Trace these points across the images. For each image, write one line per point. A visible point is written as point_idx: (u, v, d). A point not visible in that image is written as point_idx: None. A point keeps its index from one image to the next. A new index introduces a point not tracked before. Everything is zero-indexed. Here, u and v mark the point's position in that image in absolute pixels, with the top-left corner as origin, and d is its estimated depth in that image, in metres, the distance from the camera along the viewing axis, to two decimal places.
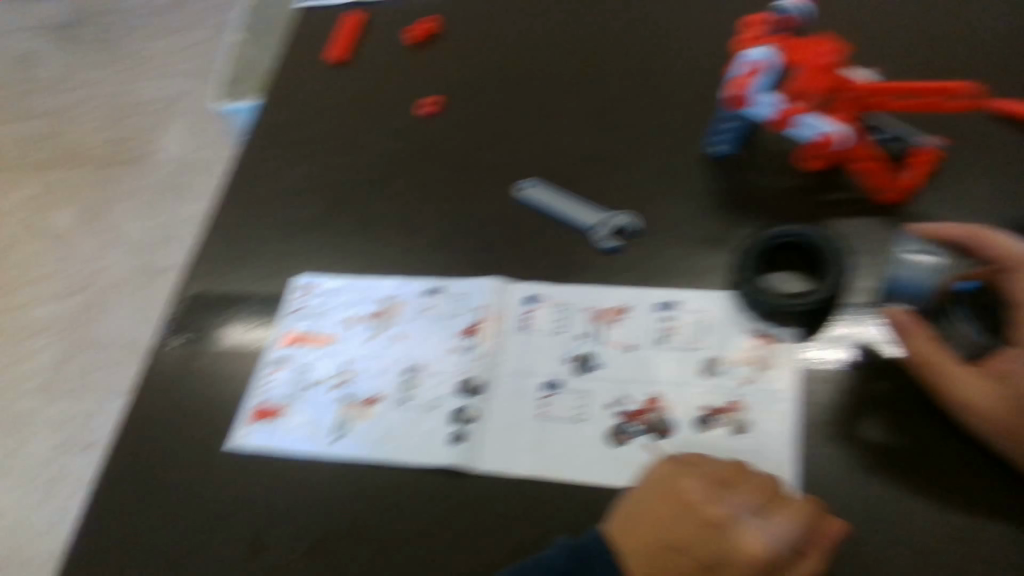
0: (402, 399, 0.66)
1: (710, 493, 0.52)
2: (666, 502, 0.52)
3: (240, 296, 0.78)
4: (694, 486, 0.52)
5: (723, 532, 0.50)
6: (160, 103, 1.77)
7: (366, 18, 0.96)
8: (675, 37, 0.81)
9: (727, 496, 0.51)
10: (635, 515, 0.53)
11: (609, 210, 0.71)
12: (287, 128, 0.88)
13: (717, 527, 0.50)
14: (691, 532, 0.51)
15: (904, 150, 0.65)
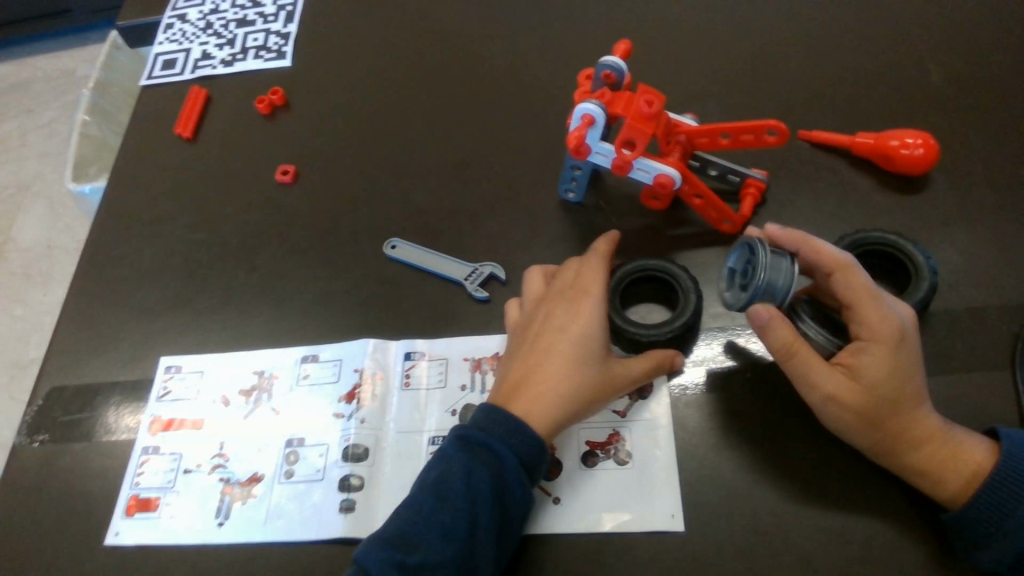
0: (284, 475, 0.64)
1: (565, 307, 0.58)
2: (537, 345, 0.58)
3: (103, 387, 0.74)
4: (556, 317, 0.58)
5: (594, 338, 0.57)
6: (9, 189, 1.67)
7: (209, 93, 0.94)
8: (523, 89, 0.85)
9: (581, 299, 0.58)
10: (511, 373, 0.58)
11: (476, 262, 0.73)
12: (143, 207, 0.86)
13: (593, 345, 0.56)
14: (567, 356, 0.56)
15: (737, 182, 0.69)
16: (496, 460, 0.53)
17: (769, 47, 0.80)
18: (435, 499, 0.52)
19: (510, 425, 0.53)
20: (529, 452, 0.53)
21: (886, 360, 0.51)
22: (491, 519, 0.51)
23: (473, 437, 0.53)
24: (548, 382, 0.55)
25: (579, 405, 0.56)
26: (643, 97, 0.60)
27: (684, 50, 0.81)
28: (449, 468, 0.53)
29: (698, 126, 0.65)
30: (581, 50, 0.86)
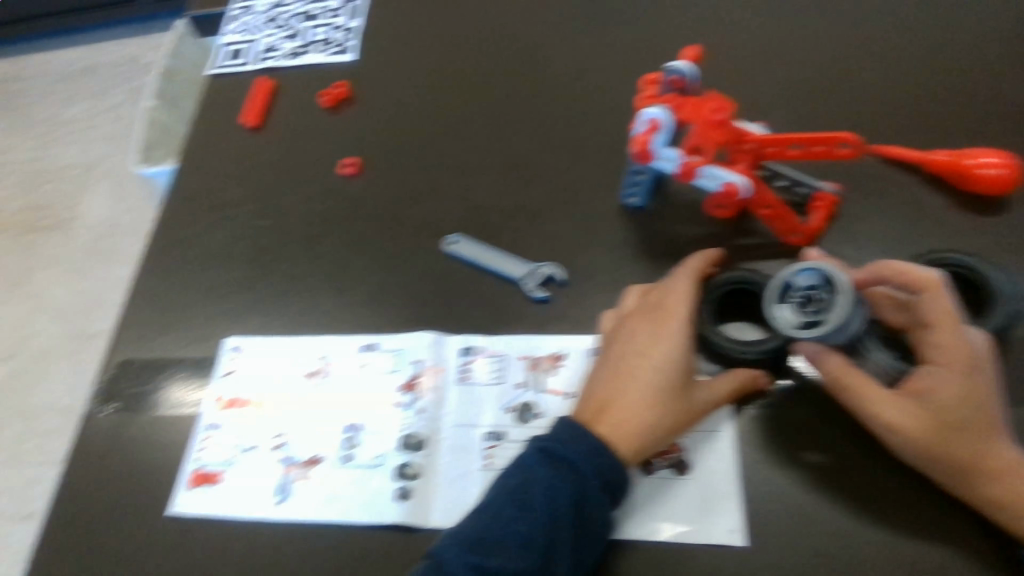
0: (343, 461, 0.66)
1: (650, 332, 0.58)
2: (619, 367, 0.58)
3: (169, 365, 0.77)
4: (641, 341, 0.58)
5: (679, 366, 0.57)
6: (77, 169, 1.73)
7: (276, 84, 0.97)
8: (587, 92, 0.85)
9: (664, 324, 0.58)
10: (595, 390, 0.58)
11: (537, 261, 0.74)
12: (213, 193, 0.88)
13: (677, 373, 0.57)
14: (652, 382, 0.56)
15: (805, 194, 0.69)
16: (578, 477, 0.54)
17: (838, 57, 0.79)
18: (516, 508, 0.53)
19: (594, 446, 0.54)
20: (611, 474, 0.54)
21: (958, 388, 0.51)
22: (571, 534, 0.52)
23: (556, 452, 0.55)
24: (631, 407, 0.56)
25: (662, 432, 0.56)
26: (712, 104, 0.61)
27: (752, 60, 0.81)
28: (531, 479, 0.54)
29: (769, 135, 0.64)
30: (646, 53, 0.86)
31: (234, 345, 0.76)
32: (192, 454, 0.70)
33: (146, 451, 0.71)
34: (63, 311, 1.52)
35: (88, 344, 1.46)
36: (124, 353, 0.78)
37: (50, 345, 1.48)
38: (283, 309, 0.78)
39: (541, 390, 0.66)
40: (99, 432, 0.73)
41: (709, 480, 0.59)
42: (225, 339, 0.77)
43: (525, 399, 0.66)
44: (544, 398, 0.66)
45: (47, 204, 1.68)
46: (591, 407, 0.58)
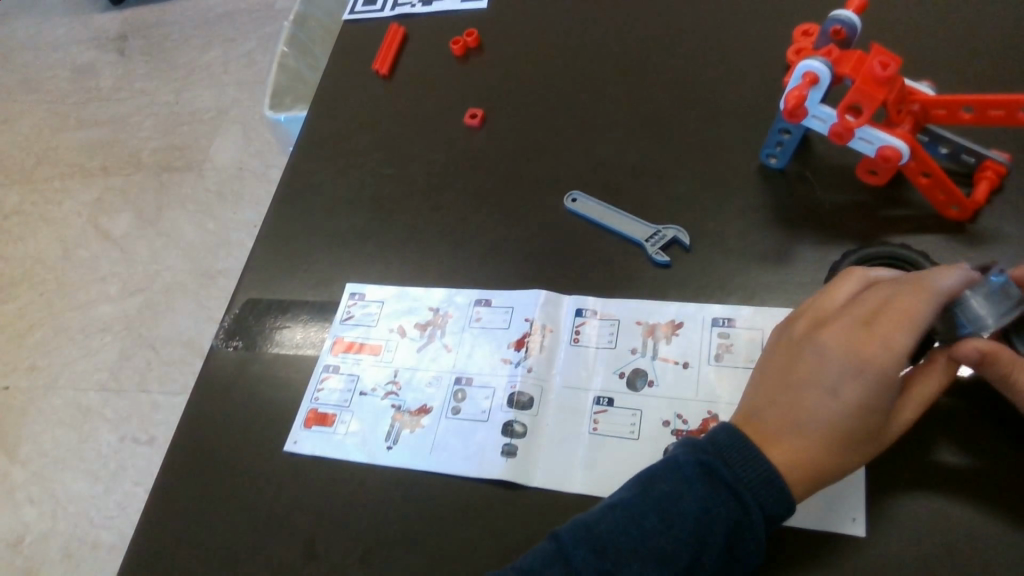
0: (451, 412, 0.66)
1: (837, 364, 0.49)
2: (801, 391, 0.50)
3: (292, 305, 0.79)
4: (829, 371, 0.49)
5: (874, 409, 0.48)
6: (212, 112, 1.81)
7: (407, 31, 0.96)
8: (726, 46, 0.80)
9: (863, 353, 0.48)
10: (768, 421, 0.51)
11: (660, 223, 0.71)
12: (337, 140, 0.90)
13: (871, 418, 0.48)
14: (837, 425, 0.48)
15: (971, 162, 0.62)
16: (738, 503, 0.49)
17: (1022, 13, 0.70)
18: (660, 520, 0.50)
19: (766, 479, 0.49)
20: (778, 509, 0.49)
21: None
22: (718, 563, 0.48)
23: (717, 470, 0.50)
24: (809, 449, 0.49)
25: (843, 472, 0.50)
26: (878, 58, 0.55)
27: (918, 13, 0.73)
28: (684, 492, 0.50)
29: (936, 96, 0.58)
30: (795, 7, 0.80)
31: (353, 291, 0.78)
32: (307, 395, 0.72)
33: (266, 386, 0.74)
34: (193, 247, 1.61)
35: (212, 281, 1.55)
36: (250, 292, 0.82)
37: (179, 278, 1.57)
38: (400, 257, 0.78)
39: (655, 357, 0.64)
40: (224, 365, 0.76)
41: None
42: (345, 285, 0.79)
43: (637, 365, 0.64)
44: (658, 365, 0.63)
45: (184, 144, 1.78)
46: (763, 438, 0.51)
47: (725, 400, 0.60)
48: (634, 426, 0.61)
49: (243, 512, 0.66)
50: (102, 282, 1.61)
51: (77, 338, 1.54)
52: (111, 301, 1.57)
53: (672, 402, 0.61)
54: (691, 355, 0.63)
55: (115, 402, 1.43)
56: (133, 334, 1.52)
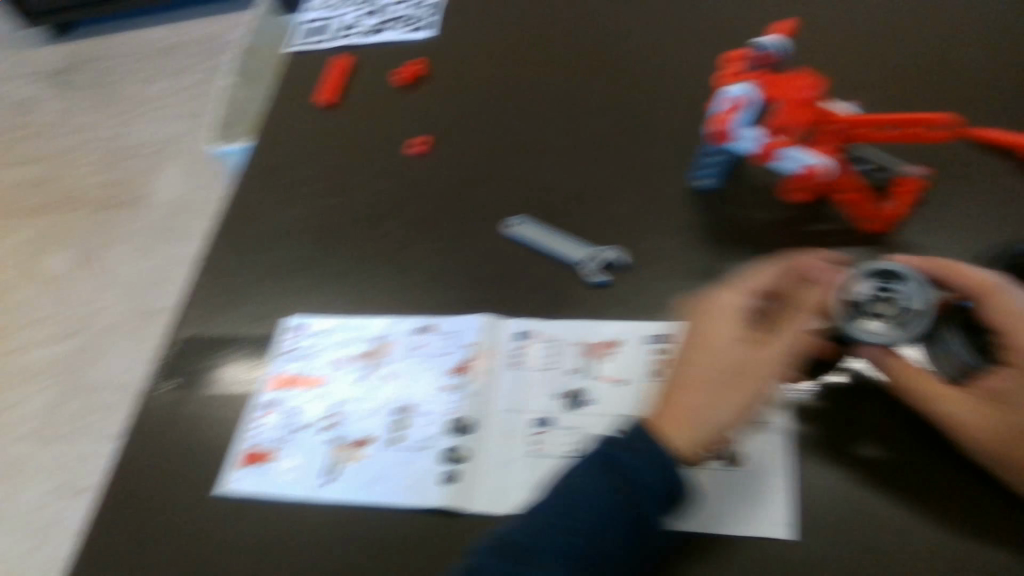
0: (395, 441, 0.66)
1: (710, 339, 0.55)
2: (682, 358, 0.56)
3: (234, 340, 0.78)
4: (701, 331, 0.56)
5: (735, 349, 0.53)
6: (157, 147, 1.79)
7: (357, 61, 0.97)
8: (660, 72, 0.82)
9: (722, 308, 0.55)
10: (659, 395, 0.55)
11: (594, 245, 0.72)
12: (276, 172, 0.90)
13: (736, 357, 0.53)
14: (706, 371, 0.53)
15: (885, 179, 0.65)
16: (635, 488, 0.51)
17: (931, 37, 0.74)
18: (564, 514, 0.51)
19: (659, 459, 0.51)
20: (673, 487, 0.51)
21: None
22: (621, 552, 0.50)
23: (617, 458, 0.52)
24: (688, 399, 0.53)
25: (726, 417, 0.52)
26: (797, 80, 0.59)
27: (836, 38, 0.76)
28: (585, 483, 0.52)
29: (858, 115, 0.60)
30: (721, 34, 0.83)
31: (293, 324, 0.77)
32: (247, 429, 0.71)
33: (205, 423, 0.73)
34: (136, 284, 1.57)
35: (156, 317, 1.52)
36: (188, 328, 0.81)
37: (121, 316, 1.53)
38: (341, 288, 0.78)
39: (593, 377, 0.65)
40: (161, 403, 0.75)
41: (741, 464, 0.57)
42: (285, 318, 0.78)
43: (576, 386, 0.65)
44: (595, 384, 0.64)
45: (127, 180, 1.75)
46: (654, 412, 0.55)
47: None
48: (575, 446, 0.62)
49: (180, 555, 0.65)
50: (41, 323, 1.56)
51: (14, 380, 1.50)
52: (51, 342, 1.53)
53: (610, 418, 0.62)
54: (628, 374, 0.64)
55: (54, 446, 1.39)
56: (73, 374, 1.47)
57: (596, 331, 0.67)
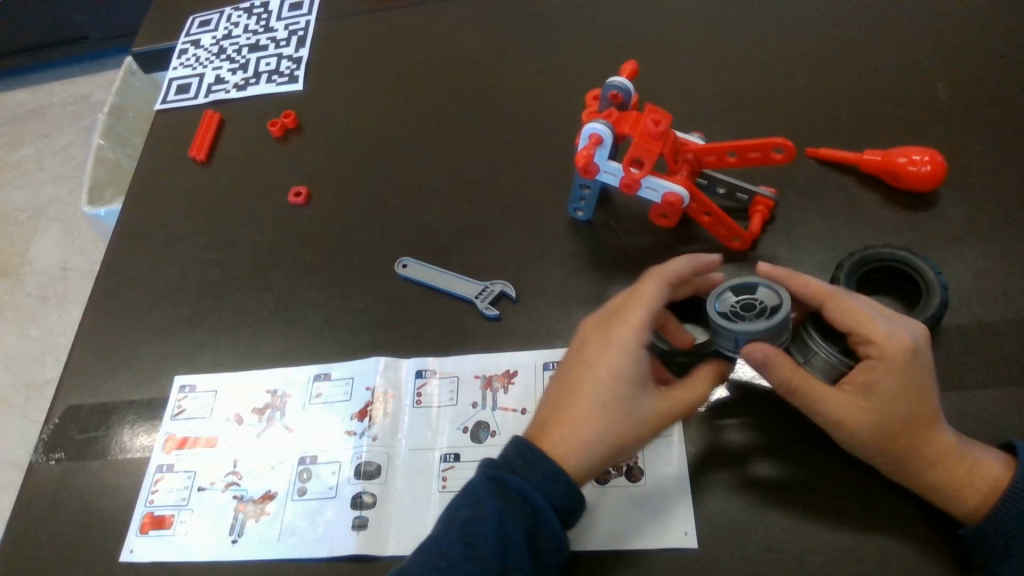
0: (297, 493, 0.65)
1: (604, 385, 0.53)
2: (567, 382, 0.55)
3: (119, 406, 0.75)
4: (591, 357, 0.55)
5: (622, 383, 0.53)
6: (28, 213, 1.69)
7: (223, 117, 0.96)
8: (532, 110, 0.86)
9: (614, 338, 0.55)
10: (549, 422, 0.55)
11: (486, 280, 0.74)
12: (158, 231, 0.87)
13: (631, 395, 0.53)
14: (593, 402, 0.53)
15: (745, 200, 0.70)
16: (530, 508, 0.52)
17: (775, 67, 0.81)
18: (465, 546, 0.51)
19: (548, 473, 0.52)
20: (565, 500, 0.52)
21: (898, 378, 0.50)
22: (524, 567, 0.51)
23: (508, 482, 0.52)
24: (576, 432, 0.53)
25: (608, 450, 0.53)
26: (651, 117, 0.63)
27: (692, 73, 0.83)
28: (480, 511, 0.52)
29: (706, 145, 0.66)
30: (589, 71, 0.88)
31: (182, 383, 0.75)
32: (141, 498, 0.68)
33: (95, 498, 0.69)
34: (14, 360, 1.48)
35: (39, 393, 1.42)
36: (70, 399, 0.76)
37: None
38: (232, 342, 0.76)
39: (493, 407, 0.66)
40: (45, 482, 0.71)
41: (638, 479, 0.59)
42: (174, 378, 0.75)
43: (477, 417, 0.65)
44: (496, 414, 0.65)
45: None
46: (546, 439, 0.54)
47: None
48: None
49: None
50: None
51: None
52: None
53: None
54: (527, 401, 0.65)
55: None
56: None
57: (493, 361, 0.68)
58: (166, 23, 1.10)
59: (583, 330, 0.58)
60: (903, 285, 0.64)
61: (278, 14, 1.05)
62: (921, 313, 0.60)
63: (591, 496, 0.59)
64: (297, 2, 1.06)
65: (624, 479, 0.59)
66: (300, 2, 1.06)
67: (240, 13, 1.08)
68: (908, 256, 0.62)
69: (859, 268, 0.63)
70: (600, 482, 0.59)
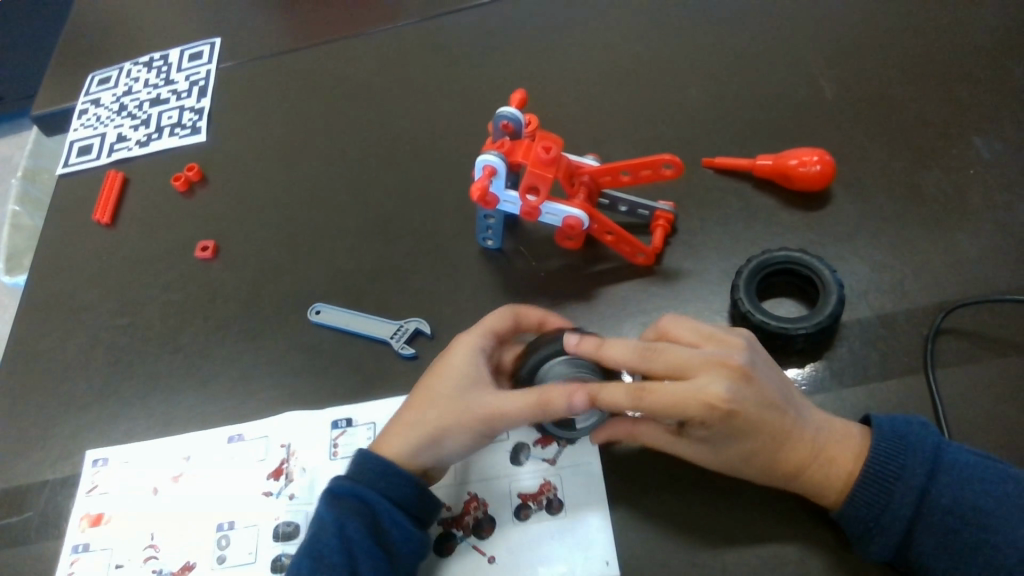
0: (216, 562, 0.63)
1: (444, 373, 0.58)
2: (422, 382, 0.60)
3: (31, 489, 0.72)
4: (440, 358, 0.60)
5: (457, 375, 0.57)
6: None
7: (127, 175, 0.94)
8: (437, 143, 0.86)
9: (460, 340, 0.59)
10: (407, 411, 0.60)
11: (401, 318, 0.73)
12: (64, 299, 0.85)
13: (456, 384, 0.57)
14: (426, 396, 0.58)
15: (646, 215, 0.71)
16: (366, 507, 0.55)
17: (670, 78, 0.82)
18: (311, 560, 0.53)
19: (376, 468, 0.56)
20: (399, 489, 0.56)
21: (720, 425, 0.49)
22: (372, 560, 0.53)
23: (341, 490, 0.56)
24: (411, 414, 0.58)
25: (424, 434, 0.56)
26: (541, 143, 0.64)
27: (591, 93, 0.84)
28: (322, 526, 0.55)
29: (600, 166, 0.67)
30: (490, 98, 0.88)
31: (94, 459, 0.72)
32: None
33: None
34: None
35: None
36: None
37: None
38: (147, 408, 0.74)
39: None
40: None
41: (556, 512, 0.59)
42: (88, 452, 0.73)
43: None
44: None
45: None
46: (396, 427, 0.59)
47: (483, 479, 0.61)
48: None
49: None
50: None
51: None
52: None
53: (437, 489, 0.61)
54: None
55: None
56: None
57: None
58: (65, 85, 1.07)
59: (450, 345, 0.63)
60: (803, 286, 0.65)
61: (178, 66, 1.03)
62: (821, 310, 0.60)
63: (514, 535, 0.58)
64: (196, 52, 1.04)
65: (544, 512, 0.59)
66: (200, 52, 1.04)
67: (140, 67, 1.05)
68: (803, 257, 0.64)
69: (759, 272, 0.64)
70: (520, 519, 0.59)
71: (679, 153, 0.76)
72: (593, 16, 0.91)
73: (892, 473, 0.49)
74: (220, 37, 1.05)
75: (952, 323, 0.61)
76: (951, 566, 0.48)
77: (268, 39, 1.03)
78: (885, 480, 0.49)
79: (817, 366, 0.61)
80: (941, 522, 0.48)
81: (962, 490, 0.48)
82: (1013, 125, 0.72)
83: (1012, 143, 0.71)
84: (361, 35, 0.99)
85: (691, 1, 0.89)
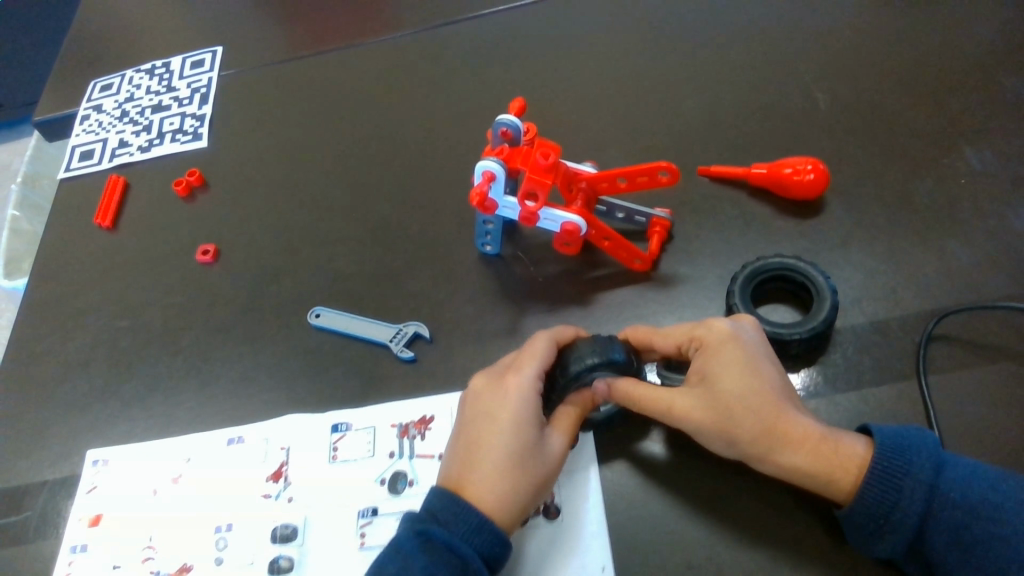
0: (215, 563, 0.63)
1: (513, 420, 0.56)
2: (473, 437, 0.56)
3: (30, 488, 0.72)
4: (489, 412, 0.57)
5: (525, 425, 0.56)
6: None
7: (128, 179, 0.94)
8: (435, 149, 0.87)
9: (514, 384, 0.57)
10: (460, 462, 0.56)
11: (400, 322, 0.74)
12: (63, 302, 0.85)
13: (528, 431, 0.55)
14: (500, 449, 0.55)
15: (643, 222, 0.72)
16: (459, 559, 0.51)
17: (666, 88, 0.84)
18: None
19: (473, 522, 0.52)
20: (491, 548, 0.52)
21: (726, 359, 0.55)
22: None
23: (435, 535, 0.52)
24: (488, 470, 0.54)
25: (517, 490, 0.54)
26: (540, 150, 0.65)
27: (588, 102, 0.85)
28: (408, 568, 0.51)
29: (597, 173, 0.69)
30: (489, 106, 0.89)
31: (95, 459, 0.72)
32: None
33: None
34: None
35: None
36: None
37: None
38: (146, 410, 0.75)
39: (412, 455, 0.65)
40: None
41: (551, 517, 0.59)
42: (87, 452, 0.73)
43: (396, 468, 0.64)
44: (415, 461, 0.64)
45: None
46: (462, 481, 0.55)
47: None
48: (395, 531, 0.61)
49: None
50: None
51: None
52: None
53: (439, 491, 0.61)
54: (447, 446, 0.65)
55: None
56: None
57: (410, 408, 0.68)
58: (68, 90, 1.08)
59: (475, 391, 0.59)
60: (798, 293, 0.66)
61: (180, 73, 1.04)
62: (814, 316, 0.61)
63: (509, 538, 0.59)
64: (198, 60, 1.05)
65: (540, 518, 0.59)
66: (202, 60, 1.05)
67: (142, 73, 1.06)
68: (797, 265, 0.64)
69: (754, 278, 0.65)
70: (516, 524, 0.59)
71: (675, 161, 0.78)
72: (590, 27, 0.92)
73: (900, 470, 0.49)
74: (222, 46, 1.06)
75: (944, 330, 0.62)
76: (963, 561, 0.47)
77: (269, 48, 1.04)
78: (893, 477, 0.49)
79: (811, 372, 0.62)
80: (950, 517, 0.48)
81: (968, 484, 0.48)
82: (1004, 135, 0.73)
83: (1002, 154, 0.72)
84: (362, 44, 1.00)
85: (688, 12, 0.90)
